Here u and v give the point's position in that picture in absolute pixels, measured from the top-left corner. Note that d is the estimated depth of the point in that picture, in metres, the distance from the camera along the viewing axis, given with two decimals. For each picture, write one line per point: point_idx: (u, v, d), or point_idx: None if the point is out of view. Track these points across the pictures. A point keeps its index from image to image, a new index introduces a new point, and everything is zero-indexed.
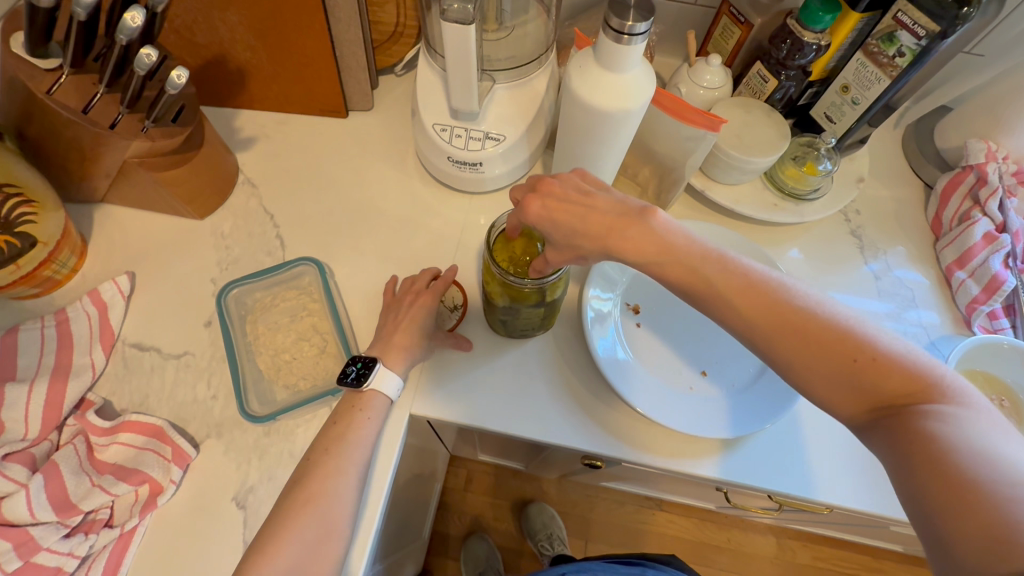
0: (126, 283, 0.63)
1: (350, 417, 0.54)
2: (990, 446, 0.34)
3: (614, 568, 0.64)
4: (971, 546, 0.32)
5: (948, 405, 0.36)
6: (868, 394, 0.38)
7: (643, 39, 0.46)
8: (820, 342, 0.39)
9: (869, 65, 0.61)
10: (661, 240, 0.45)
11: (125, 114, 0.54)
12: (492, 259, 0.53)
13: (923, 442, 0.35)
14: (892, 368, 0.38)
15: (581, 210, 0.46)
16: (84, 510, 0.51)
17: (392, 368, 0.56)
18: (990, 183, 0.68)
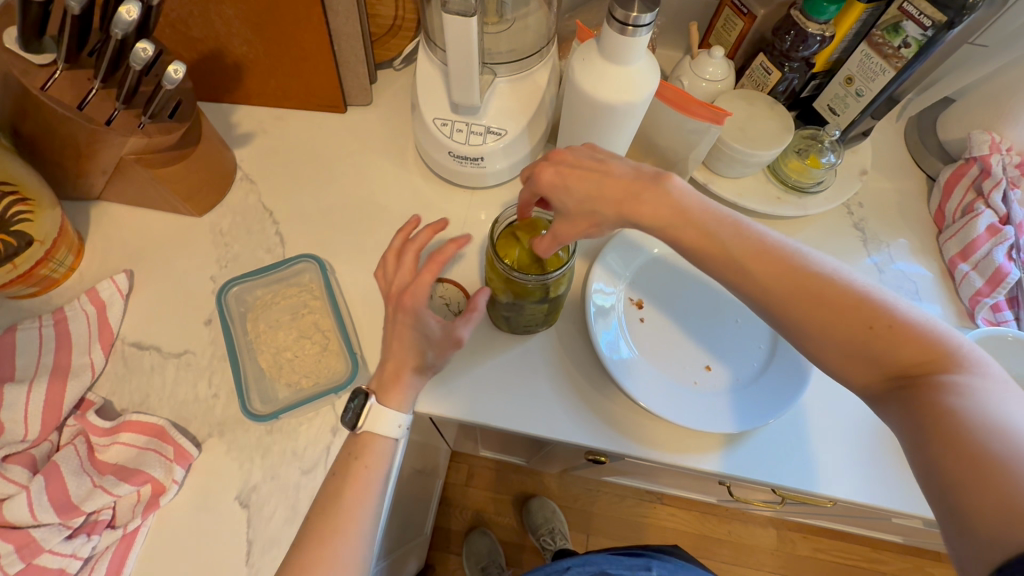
0: (124, 282, 0.63)
1: (351, 469, 0.49)
2: (1006, 415, 0.34)
3: (618, 559, 0.64)
4: (982, 509, 0.32)
5: (964, 376, 0.37)
6: (882, 361, 0.40)
7: (648, 30, 0.46)
8: (840, 311, 0.41)
9: (873, 56, 0.60)
10: (677, 205, 0.47)
11: (121, 110, 0.53)
12: (495, 255, 0.52)
13: (937, 411, 0.36)
14: (909, 339, 0.39)
15: (596, 176, 0.49)
16: (87, 511, 0.51)
17: (389, 407, 0.50)
18: (994, 174, 0.68)
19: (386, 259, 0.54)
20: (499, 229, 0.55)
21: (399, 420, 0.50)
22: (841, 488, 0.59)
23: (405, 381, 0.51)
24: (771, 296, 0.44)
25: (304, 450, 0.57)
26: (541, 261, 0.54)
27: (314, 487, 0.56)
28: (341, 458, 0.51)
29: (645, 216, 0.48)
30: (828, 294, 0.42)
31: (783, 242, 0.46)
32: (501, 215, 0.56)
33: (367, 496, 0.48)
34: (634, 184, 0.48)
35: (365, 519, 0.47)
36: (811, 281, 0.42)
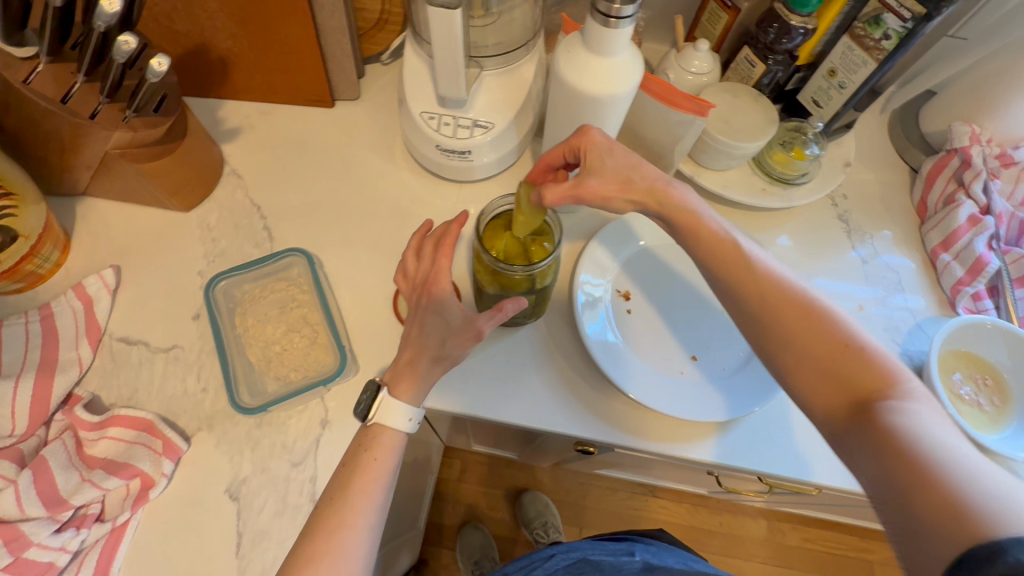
0: (111, 277, 0.62)
1: (360, 461, 0.49)
2: (944, 432, 0.36)
3: (603, 545, 0.64)
4: (930, 518, 0.32)
5: (906, 398, 0.38)
6: (838, 381, 0.41)
7: (630, 22, 0.46)
8: (798, 327, 0.43)
9: (855, 48, 0.61)
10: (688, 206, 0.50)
11: (105, 104, 0.53)
12: (481, 248, 0.52)
13: (883, 425, 0.37)
14: (859, 360, 0.40)
15: (636, 159, 0.51)
16: (75, 505, 0.51)
17: (400, 401, 0.50)
18: (975, 166, 0.69)
19: (406, 260, 0.56)
20: (488, 218, 0.56)
21: (409, 413, 0.51)
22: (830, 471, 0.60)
23: (419, 374, 0.51)
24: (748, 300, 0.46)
25: (294, 443, 0.57)
26: (528, 250, 0.54)
27: (304, 479, 0.56)
28: (350, 450, 0.51)
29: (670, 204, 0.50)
30: (791, 308, 0.44)
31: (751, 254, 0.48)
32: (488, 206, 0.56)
33: (373, 490, 0.48)
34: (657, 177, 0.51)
35: (374, 501, 0.47)
36: (780, 289, 0.45)
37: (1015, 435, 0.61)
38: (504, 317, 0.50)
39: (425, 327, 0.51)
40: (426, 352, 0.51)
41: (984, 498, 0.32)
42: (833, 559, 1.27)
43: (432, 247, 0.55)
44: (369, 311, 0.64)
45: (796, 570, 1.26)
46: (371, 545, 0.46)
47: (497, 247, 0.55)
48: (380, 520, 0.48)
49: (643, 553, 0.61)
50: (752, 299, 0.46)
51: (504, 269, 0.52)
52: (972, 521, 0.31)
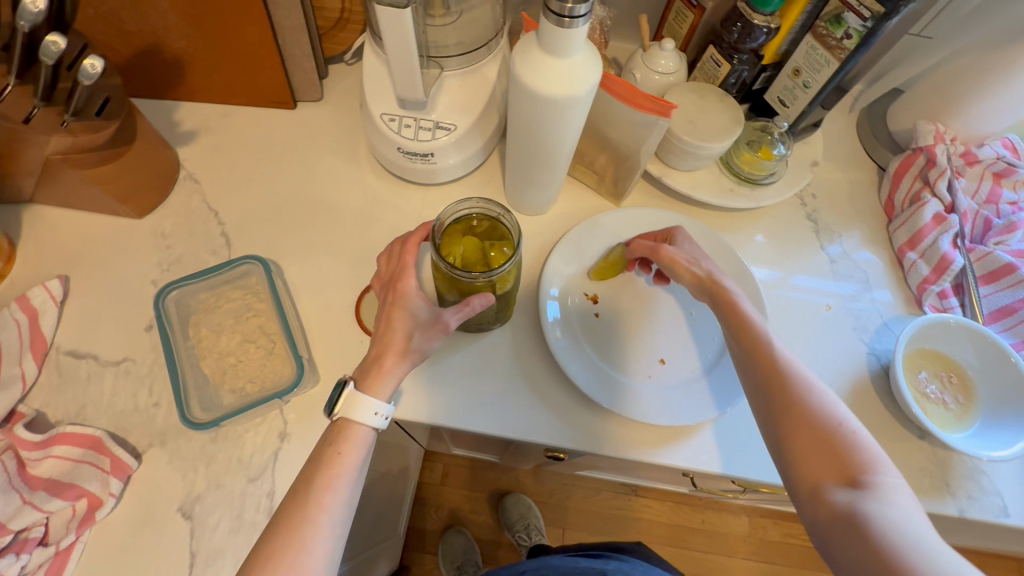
0: (57, 288, 0.60)
1: (323, 456, 0.45)
2: (910, 528, 0.37)
3: (575, 560, 0.63)
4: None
5: (894, 494, 0.39)
6: (831, 465, 0.41)
7: (585, 21, 0.45)
8: (782, 404, 0.45)
9: (819, 48, 0.61)
10: (728, 296, 0.53)
11: (41, 108, 0.50)
12: (436, 256, 0.50)
13: (850, 515, 0.38)
14: (854, 448, 0.41)
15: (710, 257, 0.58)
16: (14, 530, 0.49)
17: (369, 395, 0.46)
18: (939, 164, 0.69)
19: (380, 263, 0.54)
20: (445, 224, 0.54)
21: (376, 407, 0.46)
22: None
23: (387, 370, 0.48)
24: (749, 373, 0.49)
25: (251, 457, 0.55)
26: (487, 256, 0.53)
27: (261, 495, 0.54)
28: (315, 446, 0.47)
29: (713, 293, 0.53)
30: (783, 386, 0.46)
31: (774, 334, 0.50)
32: (449, 211, 0.54)
33: (337, 485, 0.44)
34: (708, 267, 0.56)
35: (338, 495, 0.43)
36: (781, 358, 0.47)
37: (981, 433, 0.61)
38: (471, 312, 0.50)
39: (390, 325, 0.49)
40: (393, 348, 0.48)
41: None
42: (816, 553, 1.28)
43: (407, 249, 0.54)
44: (331, 320, 0.62)
45: (779, 564, 1.27)
46: (334, 545, 0.42)
47: (454, 253, 0.53)
48: (345, 517, 0.43)
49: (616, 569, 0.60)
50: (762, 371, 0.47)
51: (461, 276, 0.50)
52: None
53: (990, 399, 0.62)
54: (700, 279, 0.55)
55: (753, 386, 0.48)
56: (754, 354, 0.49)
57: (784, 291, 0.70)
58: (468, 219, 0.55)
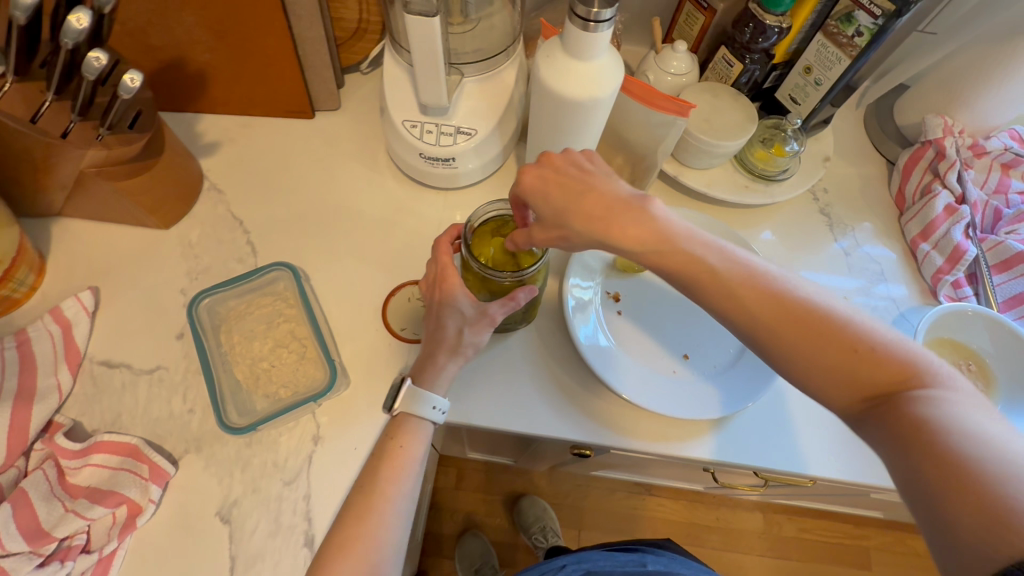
0: (89, 299, 0.61)
1: (385, 449, 0.50)
2: (981, 426, 0.34)
3: (613, 556, 0.65)
4: (967, 528, 0.31)
5: (939, 388, 0.36)
6: (864, 384, 0.38)
7: (609, 26, 0.46)
8: (794, 325, 0.40)
9: (829, 45, 0.62)
10: (661, 229, 0.45)
11: (77, 122, 0.52)
12: (469, 255, 0.52)
13: (908, 423, 0.35)
14: (885, 358, 0.38)
15: (579, 190, 0.47)
16: (59, 537, 0.50)
17: (425, 389, 0.52)
18: (949, 156, 0.71)
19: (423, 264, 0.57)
20: (473, 226, 0.55)
21: (433, 402, 0.52)
22: (824, 462, 0.61)
23: (441, 366, 0.52)
24: (731, 312, 0.42)
25: (285, 461, 0.56)
26: (516, 258, 0.55)
27: (297, 498, 0.55)
28: (377, 439, 0.52)
29: (629, 240, 0.45)
30: (790, 307, 0.40)
31: (754, 260, 0.44)
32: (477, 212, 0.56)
33: (402, 477, 0.49)
34: (609, 193, 0.46)
35: (402, 487, 0.48)
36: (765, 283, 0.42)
37: None
38: (516, 306, 0.52)
39: (440, 323, 0.52)
40: (444, 345, 0.52)
41: None
42: (831, 548, 1.28)
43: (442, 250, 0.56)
44: (359, 323, 0.63)
45: (795, 561, 1.27)
46: (401, 531, 0.47)
47: (485, 256, 0.54)
48: (408, 506, 0.48)
49: (654, 564, 0.61)
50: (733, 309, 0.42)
51: (492, 275, 0.52)
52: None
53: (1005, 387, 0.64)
54: (598, 214, 0.45)
55: (739, 326, 0.42)
56: (734, 276, 0.43)
57: None
58: (499, 219, 0.57)
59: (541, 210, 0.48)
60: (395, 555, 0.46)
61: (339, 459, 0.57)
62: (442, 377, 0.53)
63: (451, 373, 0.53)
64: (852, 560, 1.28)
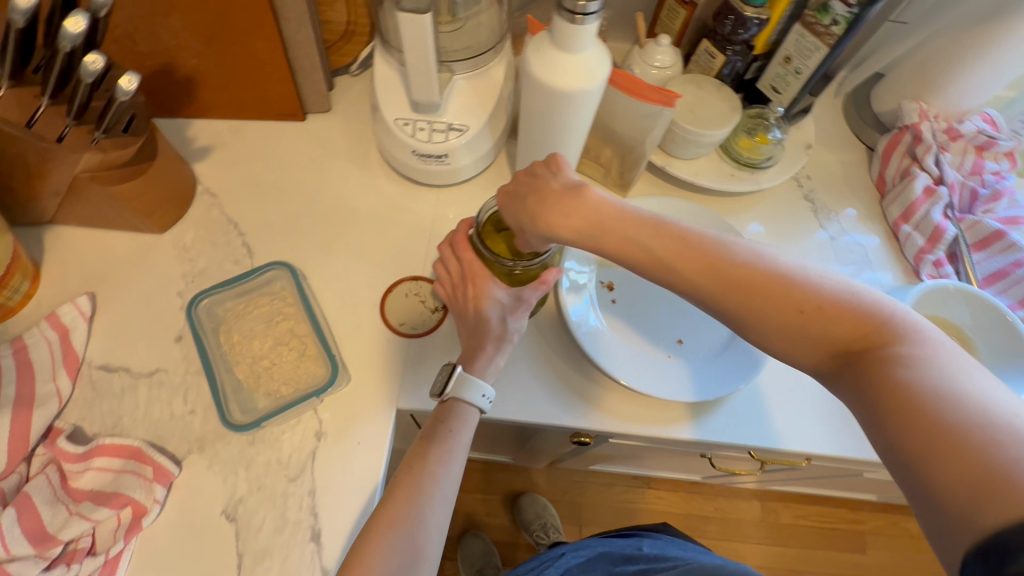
0: (86, 304, 0.61)
1: (436, 432, 0.51)
2: (969, 388, 0.32)
3: (611, 541, 0.67)
4: (955, 491, 0.29)
5: (903, 343, 0.35)
6: (824, 343, 0.38)
7: (595, 18, 0.47)
8: (766, 293, 0.39)
9: (808, 35, 0.64)
10: (591, 214, 0.45)
11: (72, 127, 0.53)
12: (488, 254, 0.54)
13: (890, 389, 0.34)
14: (840, 314, 0.37)
15: (528, 188, 0.48)
16: (64, 540, 0.50)
17: (474, 377, 0.53)
18: (926, 140, 0.73)
19: (437, 272, 0.59)
20: (482, 220, 0.57)
21: (482, 390, 0.52)
22: (821, 441, 0.62)
23: (489, 354, 0.54)
24: (696, 288, 0.41)
25: (289, 458, 0.57)
26: None
27: (302, 493, 0.55)
28: (427, 423, 0.52)
29: (564, 231, 0.45)
30: (761, 275, 0.39)
31: (701, 230, 0.43)
32: (484, 206, 0.57)
33: (449, 461, 0.49)
34: (544, 188, 0.47)
35: (450, 470, 0.49)
36: (709, 252, 0.41)
37: None
38: (548, 288, 0.54)
39: (482, 316, 0.54)
40: (490, 335, 0.54)
41: (1012, 457, 0.28)
42: (827, 533, 1.30)
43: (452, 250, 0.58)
44: (357, 320, 0.63)
45: (792, 547, 1.29)
46: (443, 514, 0.47)
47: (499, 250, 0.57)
48: (451, 490, 0.48)
49: (650, 545, 0.62)
50: (688, 287, 0.42)
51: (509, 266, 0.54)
52: (1008, 492, 0.27)
53: (990, 360, 0.66)
54: (533, 210, 0.47)
55: (696, 298, 0.42)
56: (685, 250, 0.42)
57: None
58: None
59: (506, 219, 0.52)
60: (436, 539, 0.46)
61: (343, 454, 0.57)
62: (490, 368, 0.54)
63: (497, 362, 0.55)
64: (847, 544, 1.30)
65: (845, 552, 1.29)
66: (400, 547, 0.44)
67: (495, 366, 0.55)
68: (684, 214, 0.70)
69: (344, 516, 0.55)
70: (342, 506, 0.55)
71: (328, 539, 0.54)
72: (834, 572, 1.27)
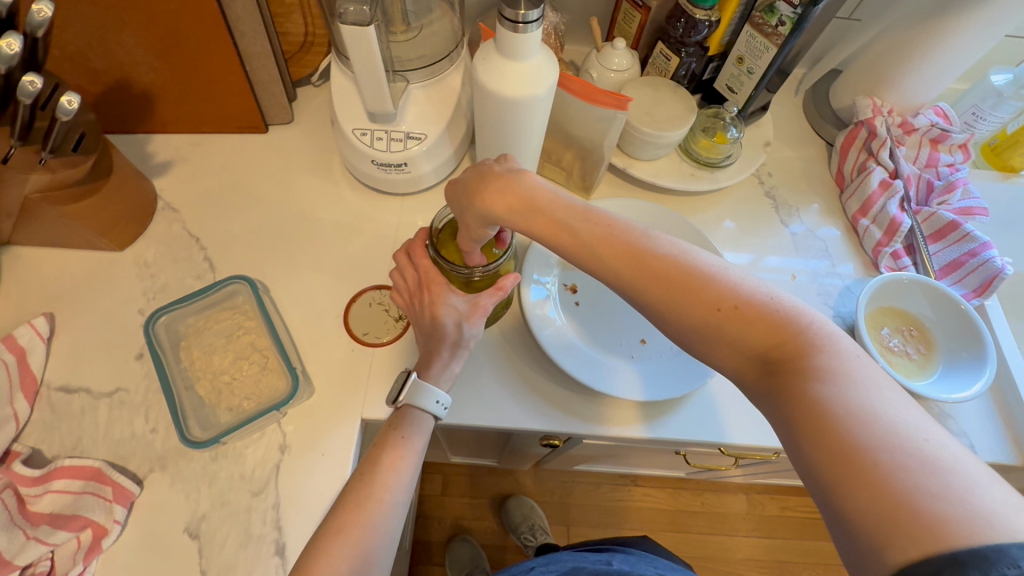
0: (44, 325, 0.60)
1: (389, 440, 0.51)
2: (879, 408, 0.33)
3: (583, 554, 0.67)
4: (863, 519, 0.30)
5: (817, 354, 0.36)
6: (743, 347, 0.38)
7: (538, 26, 0.48)
8: (691, 298, 0.39)
9: (757, 36, 0.65)
10: (525, 194, 0.44)
11: (18, 148, 0.51)
12: (440, 260, 0.54)
13: (807, 407, 0.34)
14: (757, 318, 0.38)
15: (471, 173, 0.48)
16: (20, 566, 0.49)
17: (429, 383, 0.53)
18: (880, 135, 0.75)
19: (394, 278, 0.59)
20: (438, 228, 0.58)
21: (436, 396, 0.53)
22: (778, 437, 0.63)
23: (443, 358, 0.54)
24: (627, 287, 0.42)
25: (252, 472, 0.56)
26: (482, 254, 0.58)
27: (267, 507, 0.55)
28: (379, 431, 0.52)
29: (498, 208, 0.45)
30: (687, 282, 0.39)
31: (631, 224, 0.43)
32: (439, 214, 0.58)
33: (401, 466, 0.49)
34: (484, 171, 0.47)
35: (401, 477, 0.49)
36: (635, 250, 0.42)
37: (942, 378, 0.65)
38: (504, 294, 0.54)
39: (438, 321, 0.54)
40: (446, 341, 0.54)
41: (912, 482, 0.29)
42: (813, 522, 1.32)
43: (409, 257, 0.58)
44: (321, 331, 0.64)
45: (780, 538, 1.30)
46: (397, 521, 0.47)
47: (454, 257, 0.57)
48: (405, 496, 0.49)
49: (621, 561, 0.62)
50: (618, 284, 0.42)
51: (462, 272, 0.55)
52: (908, 519, 0.29)
53: (949, 348, 0.67)
54: (472, 190, 0.47)
55: (627, 296, 0.42)
56: (613, 248, 0.42)
57: (755, 271, 0.73)
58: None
59: (454, 211, 0.51)
60: (387, 547, 0.46)
61: (307, 466, 0.57)
62: (445, 374, 0.55)
63: (454, 368, 0.55)
64: None
65: (832, 541, 1.31)
66: (354, 553, 0.44)
67: (450, 371, 0.55)
68: (644, 215, 0.70)
69: (309, 530, 0.54)
70: (306, 519, 0.55)
71: (293, 552, 0.54)
72: (821, 561, 1.29)
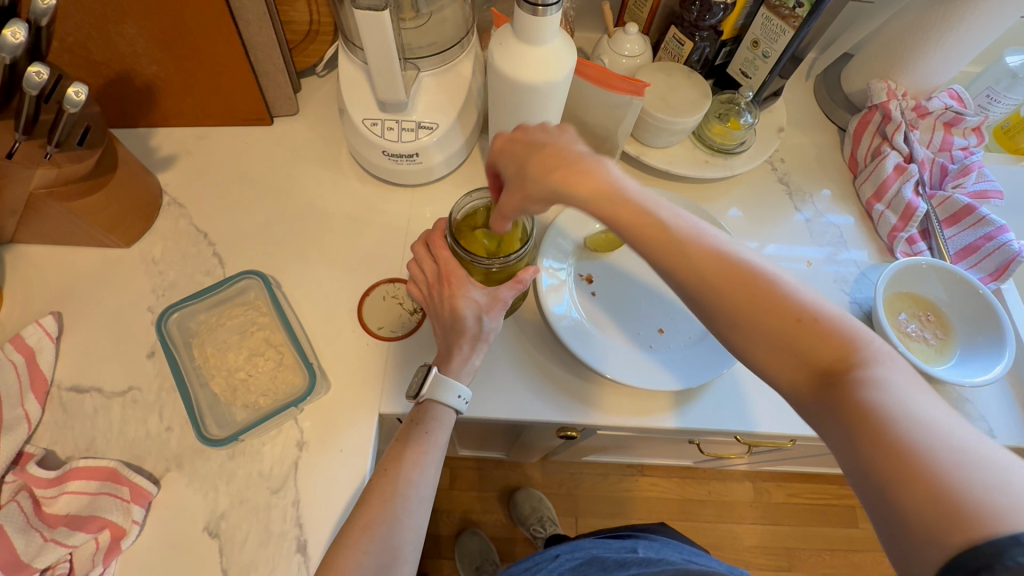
0: (52, 324, 0.59)
1: (412, 435, 0.50)
2: (936, 417, 0.32)
3: (605, 543, 0.66)
4: (923, 523, 0.29)
5: (874, 363, 0.35)
6: (800, 355, 0.37)
7: (557, 9, 0.47)
8: (749, 301, 0.38)
9: (773, 18, 0.64)
10: (608, 183, 0.43)
11: (22, 141, 0.50)
12: (458, 249, 0.54)
13: (865, 413, 0.33)
14: (815, 326, 0.37)
15: (541, 141, 0.46)
16: (40, 568, 0.49)
17: (450, 377, 0.52)
18: (895, 119, 0.74)
19: (412, 271, 0.58)
20: (457, 218, 0.57)
21: (457, 390, 0.52)
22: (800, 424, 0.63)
23: (462, 351, 0.53)
24: (683, 277, 0.41)
25: (271, 470, 0.56)
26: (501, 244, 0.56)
27: (286, 504, 0.54)
28: (401, 428, 0.52)
29: (579, 189, 0.43)
30: (745, 284, 0.38)
31: (691, 223, 0.42)
32: (457, 206, 0.57)
33: (426, 461, 0.49)
34: (564, 147, 0.45)
35: (425, 471, 0.48)
36: (698, 243, 0.41)
37: (959, 363, 0.65)
38: (524, 287, 0.54)
39: (458, 315, 0.53)
40: (466, 335, 0.53)
41: (974, 486, 0.29)
42: (819, 510, 1.32)
43: (428, 249, 0.57)
44: (335, 326, 0.63)
45: (787, 526, 1.31)
46: (422, 515, 0.47)
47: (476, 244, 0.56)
48: (430, 491, 0.48)
49: (644, 549, 0.61)
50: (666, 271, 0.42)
51: (481, 263, 0.54)
52: (972, 522, 0.28)
53: (966, 333, 0.66)
54: (547, 163, 0.44)
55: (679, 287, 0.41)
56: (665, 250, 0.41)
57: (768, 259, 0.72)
58: (480, 210, 0.58)
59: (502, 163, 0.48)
60: (413, 541, 0.46)
61: (326, 462, 0.56)
62: (466, 368, 0.54)
63: (474, 362, 0.54)
64: (839, 518, 1.32)
65: (838, 527, 1.31)
66: (377, 548, 0.44)
67: (472, 363, 0.54)
68: None
69: (330, 527, 0.54)
70: (327, 515, 0.54)
71: (315, 549, 0.53)
72: (827, 546, 1.29)
